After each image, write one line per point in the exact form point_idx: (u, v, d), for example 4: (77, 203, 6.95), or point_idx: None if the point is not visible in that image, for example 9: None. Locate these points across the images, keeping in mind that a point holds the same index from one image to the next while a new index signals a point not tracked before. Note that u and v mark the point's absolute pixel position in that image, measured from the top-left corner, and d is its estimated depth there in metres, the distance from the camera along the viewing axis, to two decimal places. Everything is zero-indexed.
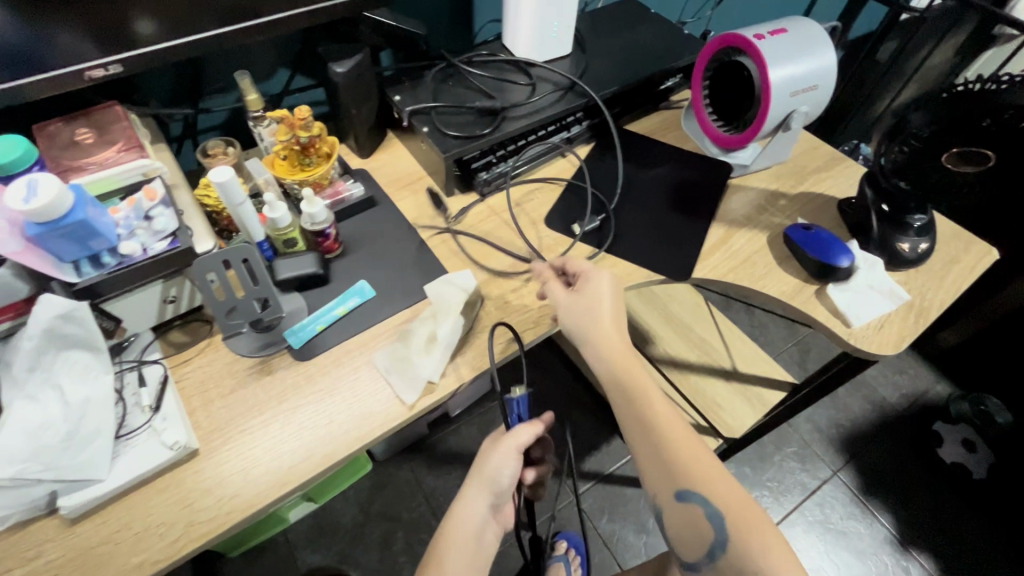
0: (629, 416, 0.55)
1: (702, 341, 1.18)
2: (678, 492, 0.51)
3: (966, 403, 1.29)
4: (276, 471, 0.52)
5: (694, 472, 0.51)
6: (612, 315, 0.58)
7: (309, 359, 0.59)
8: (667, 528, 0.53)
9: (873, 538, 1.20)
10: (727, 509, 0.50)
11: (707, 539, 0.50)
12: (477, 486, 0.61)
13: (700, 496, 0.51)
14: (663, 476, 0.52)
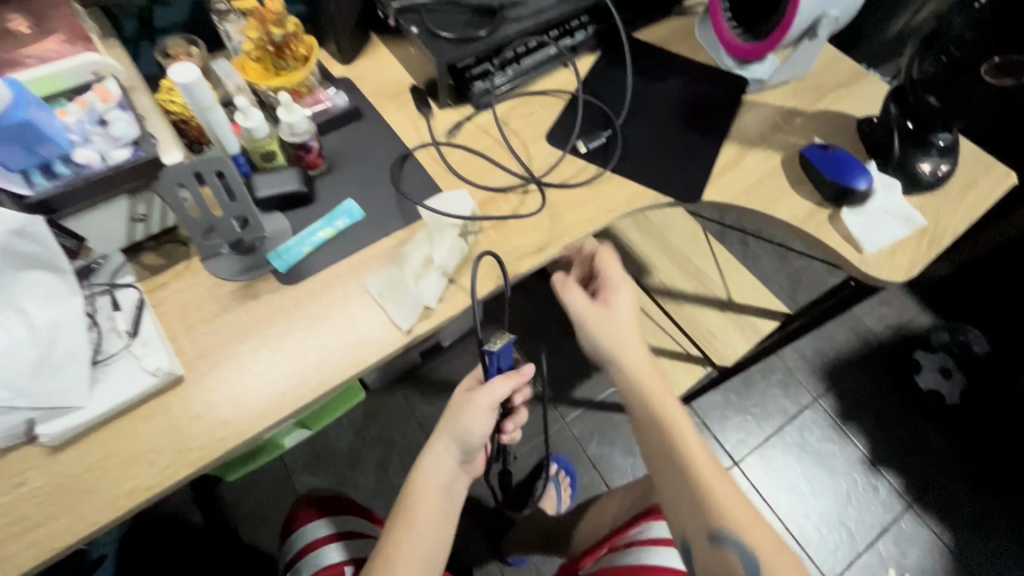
0: (661, 445, 0.57)
1: (699, 272, 1.16)
2: (711, 534, 0.52)
3: (946, 333, 1.33)
4: (268, 399, 0.49)
5: (724, 507, 0.53)
6: (642, 343, 0.61)
7: (296, 282, 0.55)
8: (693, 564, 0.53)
9: (846, 458, 1.26)
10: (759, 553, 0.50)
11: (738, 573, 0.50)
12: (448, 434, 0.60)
13: (733, 540, 0.51)
14: (693, 509, 0.53)
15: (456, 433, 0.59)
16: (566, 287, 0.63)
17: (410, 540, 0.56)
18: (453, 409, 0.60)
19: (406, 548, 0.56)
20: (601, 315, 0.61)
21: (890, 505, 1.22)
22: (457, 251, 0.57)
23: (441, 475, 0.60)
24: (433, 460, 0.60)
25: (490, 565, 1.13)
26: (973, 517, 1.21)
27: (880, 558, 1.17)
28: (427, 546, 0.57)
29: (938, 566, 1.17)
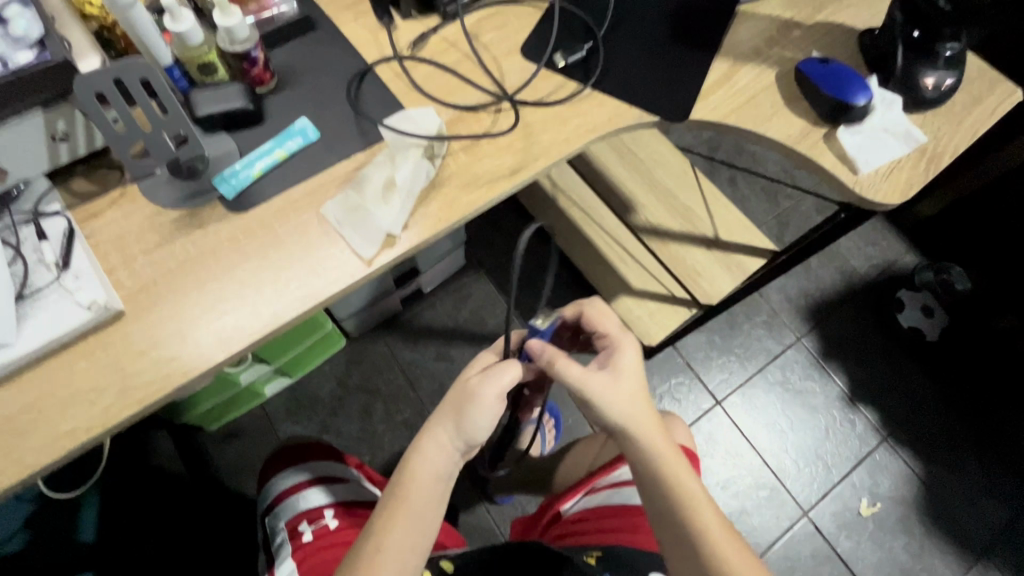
0: (665, 510, 0.51)
1: (686, 210, 1.13)
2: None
3: (930, 272, 1.31)
4: (217, 333, 0.46)
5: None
6: (650, 406, 0.53)
7: (245, 210, 0.50)
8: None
9: (826, 395, 1.28)
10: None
11: None
12: (450, 417, 0.51)
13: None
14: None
15: (459, 423, 0.50)
16: (556, 360, 0.53)
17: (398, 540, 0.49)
18: (459, 393, 0.51)
19: (393, 549, 0.48)
20: (607, 385, 0.52)
21: (865, 438, 1.24)
22: (422, 173, 0.52)
23: (439, 465, 0.51)
24: (430, 449, 0.51)
25: (477, 506, 1.14)
26: (945, 450, 1.24)
27: (854, 489, 1.20)
28: (416, 543, 0.49)
29: (908, 495, 1.20)
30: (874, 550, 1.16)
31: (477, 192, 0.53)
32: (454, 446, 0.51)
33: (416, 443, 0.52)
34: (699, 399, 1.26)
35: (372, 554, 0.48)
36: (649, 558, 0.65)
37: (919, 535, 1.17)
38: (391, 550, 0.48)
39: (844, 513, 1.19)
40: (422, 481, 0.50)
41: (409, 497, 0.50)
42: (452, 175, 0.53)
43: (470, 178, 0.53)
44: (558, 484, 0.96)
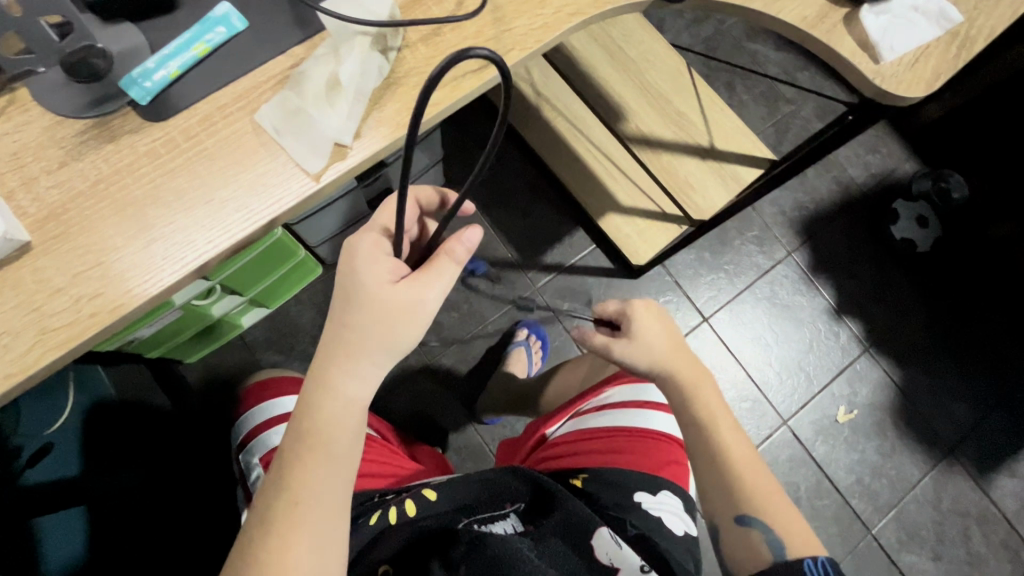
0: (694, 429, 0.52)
1: (682, 117, 1.04)
2: (739, 517, 0.48)
3: (928, 180, 1.25)
4: (145, 264, 0.40)
5: (768, 501, 0.47)
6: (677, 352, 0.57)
7: (165, 119, 0.42)
8: (724, 555, 0.48)
9: (813, 308, 1.27)
10: (790, 538, 0.45)
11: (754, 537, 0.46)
12: (370, 343, 0.44)
13: (761, 521, 0.47)
14: (726, 499, 0.48)
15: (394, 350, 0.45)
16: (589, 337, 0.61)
17: (316, 491, 0.43)
18: (370, 315, 0.44)
19: (310, 504, 0.42)
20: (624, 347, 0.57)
21: (848, 349, 1.25)
22: (373, 68, 0.44)
23: (354, 402, 0.45)
24: (343, 387, 0.44)
25: (465, 427, 1.16)
26: (924, 357, 1.26)
27: (832, 398, 1.23)
28: (331, 494, 0.43)
29: (884, 401, 1.23)
30: (847, 452, 1.21)
31: (439, 91, 0.45)
32: (370, 377, 0.45)
33: (321, 379, 0.44)
34: (686, 316, 1.24)
35: (286, 510, 0.42)
36: (634, 473, 0.66)
37: (891, 438, 1.22)
38: (309, 505, 0.42)
39: (822, 420, 1.22)
40: (336, 428, 0.44)
41: (322, 444, 0.44)
42: (410, 70, 0.45)
43: (431, 73, 0.45)
44: (544, 405, 0.96)
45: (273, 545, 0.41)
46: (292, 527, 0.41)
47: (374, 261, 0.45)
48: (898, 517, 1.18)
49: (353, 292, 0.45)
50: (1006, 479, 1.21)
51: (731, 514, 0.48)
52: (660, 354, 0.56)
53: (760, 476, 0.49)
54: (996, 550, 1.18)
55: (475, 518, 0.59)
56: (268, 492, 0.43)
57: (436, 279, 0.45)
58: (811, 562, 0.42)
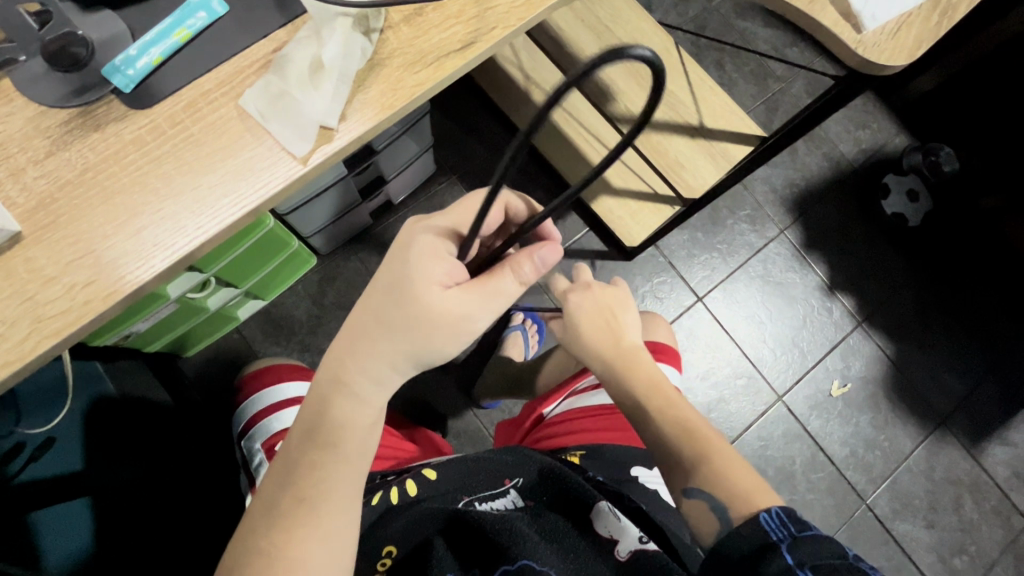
0: (642, 400, 0.54)
1: (670, 96, 1.04)
2: (687, 490, 0.47)
3: (919, 154, 1.26)
4: (135, 252, 0.40)
5: (714, 463, 0.48)
6: (602, 336, 0.58)
7: (150, 106, 0.42)
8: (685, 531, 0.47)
9: (805, 285, 1.28)
10: (734, 499, 0.45)
11: (705, 505, 0.46)
12: (401, 343, 0.45)
13: (705, 490, 0.46)
14: (676, 471, 0.49)
15: (419, 354, 0.45)
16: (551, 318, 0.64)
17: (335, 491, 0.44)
18: (411, 316, 0.44)
19: (329, 502, 0.44)
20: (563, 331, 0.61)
21: (841, 325, 1.27)
22: (356, 50, 0.44)
23: (371, 401, 0.46)
24: (361, 388, 0.45)
25: (465, 412, 1.17)
26: (917, 330, 1.27)
27: (826, 372, 1.25)
28: (347, 492, 0.45)
29: (877, 374, 1.25)
30: (842, 426, 1.22)
31: (423, 72, 0.45)
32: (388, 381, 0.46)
33: (342, 376, 0.45)
34: (681, 296, 1.25)
35: (297, 508, 0.43)
36: (633, 451, 0.68)
37: (884, 410, 1.24)
38: (327, 505, 0.44)
39: (816, 395, 1.24)
40: (352, 425, 0.45)
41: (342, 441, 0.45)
42: (394, 51, 0.45)
43: (415, 54, 0.45)
44: (540, 387, 0.98)
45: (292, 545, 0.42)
46: (310, 529, 0.43)
47: (433, 262, 0.45)
48: (891, 487, 1.20)
49: (402, 288, 0.45)
50: (997, 447, 1.23)
51: (682, 488, 0.48)
52: (589, 339, 0.58)
53: (708, 443, 0.50)
54: (988, 517, 1.20)
55: (475, 497, 0.60)
56: (276, 491, 0.44)
57: (491, 293, 0.45)
58: (766, 515, 0.42)
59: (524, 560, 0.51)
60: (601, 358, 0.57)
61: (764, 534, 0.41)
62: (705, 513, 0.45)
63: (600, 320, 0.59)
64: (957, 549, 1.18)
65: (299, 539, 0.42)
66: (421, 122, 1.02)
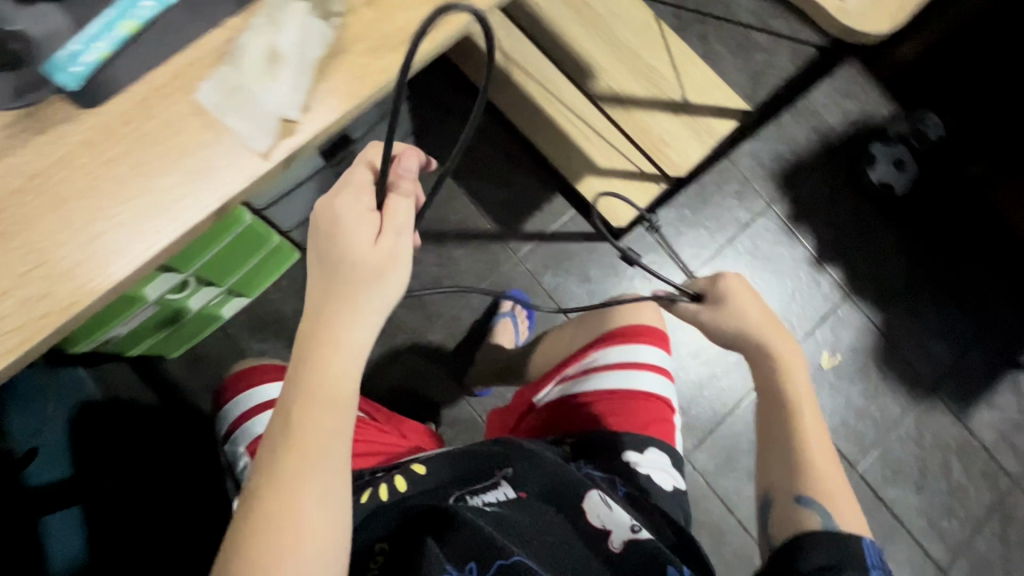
0: (776, 401, 0.55)
1: (653, 72, 1.01)
2: (800, 498, 0.50)
3: (906, 123, 1.26)
4: (92, 259, 0.38)
5: (825, 485, 0.50)
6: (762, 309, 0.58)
7: (98, 105, 0.40)
8: (768, 524, 0.51)
9: (794, 259, 1.27)
10: (844, 521, 0.48)
11: (806, 515, 0.49)
12: (361, 291, 0.43)
13: (819, 504, 0.49)
14: (790, 479, 0.51)
15: (381, 298, 0.44)
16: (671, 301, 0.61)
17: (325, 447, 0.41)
18: (355, 267, 0.43)
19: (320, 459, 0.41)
20: (716, 313, 0.59)
21: (830, 297, 1.27)
22: (316, 36, 0.42)
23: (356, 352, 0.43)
24: (344, 338, 0.43)
25: (458, 401, 1.17)
26: (905, 298, 1.28)
27: (817, 344, 1.25)
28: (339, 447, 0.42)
29: (866, 344, 1.26)
30: (832, 397, 1.24)
31: (388, 57, 0.43)
32: (374, 328, 0.44)
33: (323, 328, 0.42)
34: (670, 275, 1.24)
35: (287, 471, 0.40)
36: (624, 433, 0.67)
37: (874, 379, 1.25)
38: (315, 461, 0.41)
39: (807, 368, 1.24)
40: (337, 377, 0.42)
41: (326, 394, 0.42)
42: (356, 36, 0.42)
43: (379, 37, 0.43)
44: (530, 373, 0.97)
45: (282, 507, 0.39)
46: (301, 489, 0.40)
47: (353, 218, 0.44)
48: (881, 455, 1.22)
49: (336, 247, 0.44)
50: (984, 410, 1.25)
51: (794, 493, 0.50)
52: (752, 317, 0.58)
53: (825, 474, 0.51)
54: (976, 479, 1.22)
55: (464, 489, 0.59)
56: (265, 460, 0.41)
57: (397, 219, 0.45)
58: (868, 542, 0.46)
59: (517, 556, 0.50)
60: (767, 343, 0.56)
61: (863, 556, 0.45)
62: (803, 521, 0.48)
63: (758, 302, 0.59)
64: (947, 511, 1.20)
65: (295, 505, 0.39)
66: (400, 108, 0.99)
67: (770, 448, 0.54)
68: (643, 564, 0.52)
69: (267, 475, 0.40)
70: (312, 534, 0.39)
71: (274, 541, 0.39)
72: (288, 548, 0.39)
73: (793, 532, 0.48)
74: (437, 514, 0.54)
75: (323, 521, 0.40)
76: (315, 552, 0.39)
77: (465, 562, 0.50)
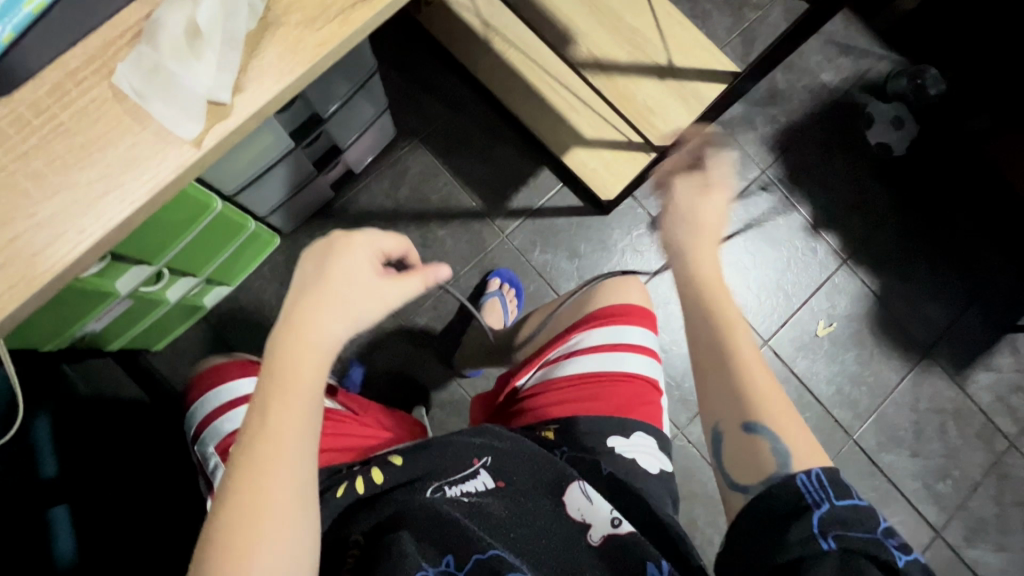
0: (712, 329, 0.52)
1: (636, 35, 0.96)
2: (746, 430, 0.49)
3: (905, 78, 1.20)
4: (14, 263, 0.35)
5: (771, 412, 0.48)
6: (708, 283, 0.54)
7: (8, 92, 0.36)
8: (725, 464, 0.49)
9: (789, 226, 1.24)
10: (794, 447, 0.46)
11: (758, 451, 0.47)
12: (342, 298, 0.45)
13: (771, 430, 0.48)
14: (735, 411, 0.49)
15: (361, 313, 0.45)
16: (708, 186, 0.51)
17: (293, 436, 0.41)
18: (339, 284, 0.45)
19: (289, 451, 0.40)
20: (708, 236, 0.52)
21: (825, 264, 1.24)
22: (244, 7, 0.38)
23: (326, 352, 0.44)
24: (309, 333, 0.43)
25: (448, 383, 1.15)
26: (902, 263, 1.24)
27: (812, 313, 1.23)
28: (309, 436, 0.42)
29: (862, 311, 1.23)
30: (828, 365, 1.22)
31: (327, 28, 0.39)
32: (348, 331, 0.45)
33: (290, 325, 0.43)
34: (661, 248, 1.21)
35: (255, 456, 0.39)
36: (609, 420, 0.65)
37: (869, 346, 1.23)
38: (284, 450, 0.40)
39: (801, 337, 1.22)
40: (306, 370, 0.42)
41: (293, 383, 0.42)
42: (289, 6, 0.39)
43: (316, 5, 0.39)
44: (517, 355, 0.94)
45: (252, 489, 0.39)
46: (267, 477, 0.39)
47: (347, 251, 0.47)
48: (877, 421, 1.21)
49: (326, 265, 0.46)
50: (981, 373, 1.24)
51: (746, 426, 0.49)
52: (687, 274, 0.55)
53: (771, 403, 0.49)
54: (972, 442, 1.21)
55: (442, 480, 0.56)
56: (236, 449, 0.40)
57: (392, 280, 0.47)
58: (805, 478, 0.44)
59: (494, 551, 0.48)
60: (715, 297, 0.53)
61: (802, 494, 0.43)
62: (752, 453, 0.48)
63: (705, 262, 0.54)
64: (942, 475, 1.20)
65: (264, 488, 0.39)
66: (372, 82, 0.94)
67: (708, 396, 0.51)
68: (624, 556, 0.50)
69: (239, 468, 0.39)
70: (285, 517, 0.39)
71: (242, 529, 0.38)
72: (257, 534, 0.38)
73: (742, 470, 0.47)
74: (414, 514, 0.50)
75: (294, 503, 0.40)
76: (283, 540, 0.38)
77: (442, 555, 0.48)
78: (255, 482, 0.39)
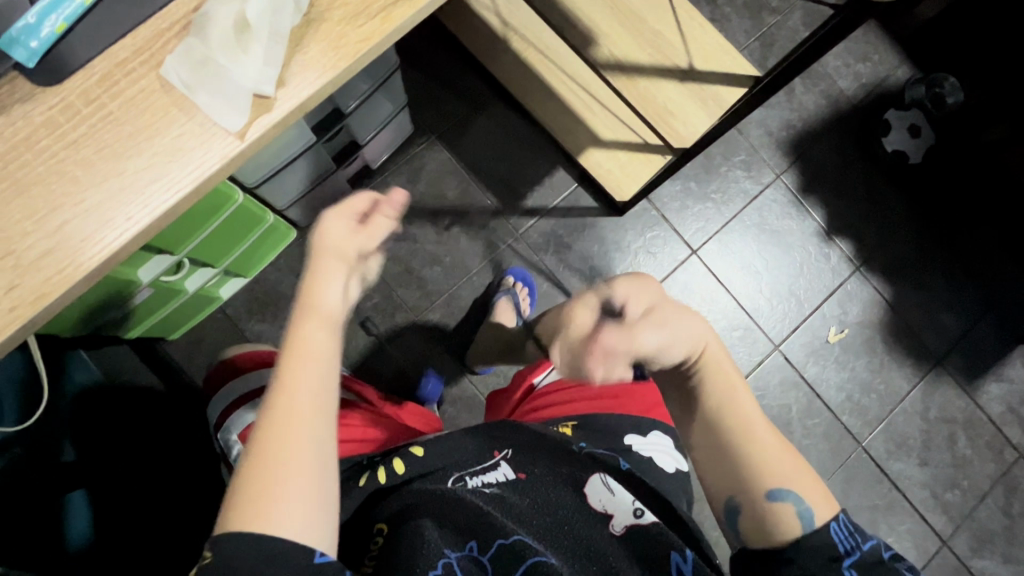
0: (699, 394, 0.49)
1: (658, 37, 0.97)
2: (766, 490, 0.44)
3: (922, 87, 1.21)
4: (62, 247, 0.36)
5: (782, 472, 0.45)
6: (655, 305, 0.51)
7: (60, 81, 0.37)
8: (742, 529, 0.45)
9: (802, 232, 1.24)
10: (815, 502, 0.43)
11: (782, 515, 0.43)
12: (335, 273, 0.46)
13: (788, 490, 0.44)
14: (747, 477, 0.45)
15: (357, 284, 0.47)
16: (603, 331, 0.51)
17: (312, 386, 0.41)
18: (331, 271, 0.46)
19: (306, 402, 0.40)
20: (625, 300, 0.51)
21: (838, 270, 1.24)
22: (289, 3, 0.39)
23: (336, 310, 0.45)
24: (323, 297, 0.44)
25: (459, 379, 1.16)
26: (915, 272, 1.24)
27: (823, 319, 1.23)
28: (328, 387, 0.42)
29: (874, 318, 1.23)
30: (838, 371, 1.22)
31: (369, 25, 0.39)
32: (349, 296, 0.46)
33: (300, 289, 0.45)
34: (675, 250, 1.21)
35: (277, 407, 0.40)
36: (625, 418, 0.66)
37: (881, 354, 1.22)
38: (303, 401, 0.40)
39: (812, 342, 1.22)
40: (319, 329, 0.43)
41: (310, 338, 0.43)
42: (333, 2, 0.39)
43: (359, 3, 0.39)
44: (531, 353, 0.95)
45: (273, 439, 0.38)
46: (291, 425, 0.39)
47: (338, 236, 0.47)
48: (887, 429, 1.21)
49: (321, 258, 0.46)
50: (993, 384, 1.23)
51: (763, 489, 0.44)
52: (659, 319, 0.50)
53: (783, 462, 0.45)
54: (981, 453, 1.21)
55: (464, 471, 0.57)
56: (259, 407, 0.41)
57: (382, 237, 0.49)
58: (837, 524, 0.42)
59: (518, 535, 0.49)
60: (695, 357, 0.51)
61: (835, 545, 0.41)
62: (775, 518, 0.43)
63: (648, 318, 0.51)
64: (951, 485, 1.19)
65: (285, 438, 0.38)
66: (392, 80, 0.95)
67: (716, 461, 0.47)
68: (647, 545, 0.50)
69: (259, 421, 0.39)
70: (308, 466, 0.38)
71: (270, 477, 0.37)
72: (281, 482, 0.37)
73: (766, 531, 0.43)
74: (437, 502, 0.52)
75: (314, 452, 0.39)
76: (312, 489, 0.38)
77: (466, 541, 0.49)
78: (276, 434, 0.39)
